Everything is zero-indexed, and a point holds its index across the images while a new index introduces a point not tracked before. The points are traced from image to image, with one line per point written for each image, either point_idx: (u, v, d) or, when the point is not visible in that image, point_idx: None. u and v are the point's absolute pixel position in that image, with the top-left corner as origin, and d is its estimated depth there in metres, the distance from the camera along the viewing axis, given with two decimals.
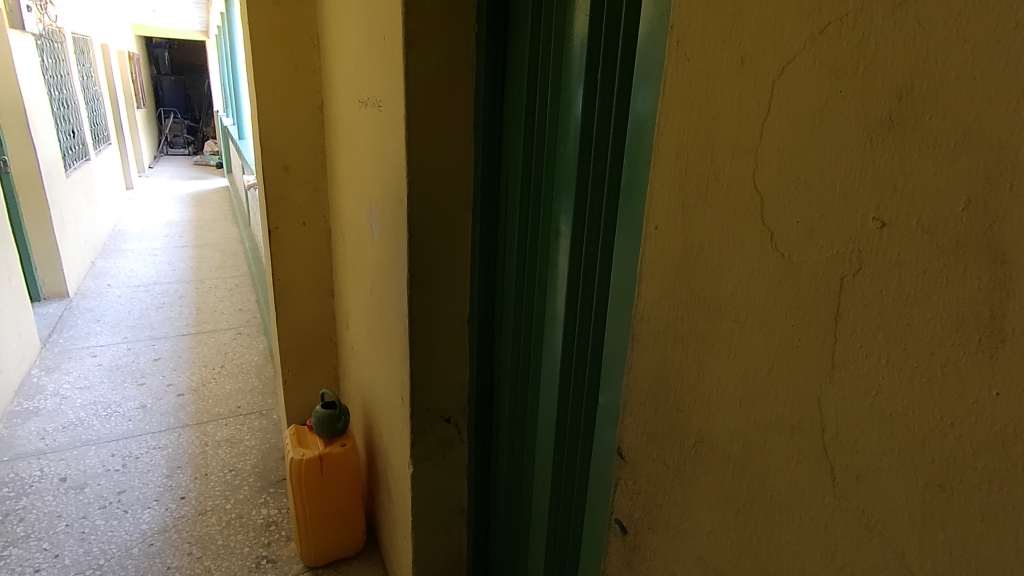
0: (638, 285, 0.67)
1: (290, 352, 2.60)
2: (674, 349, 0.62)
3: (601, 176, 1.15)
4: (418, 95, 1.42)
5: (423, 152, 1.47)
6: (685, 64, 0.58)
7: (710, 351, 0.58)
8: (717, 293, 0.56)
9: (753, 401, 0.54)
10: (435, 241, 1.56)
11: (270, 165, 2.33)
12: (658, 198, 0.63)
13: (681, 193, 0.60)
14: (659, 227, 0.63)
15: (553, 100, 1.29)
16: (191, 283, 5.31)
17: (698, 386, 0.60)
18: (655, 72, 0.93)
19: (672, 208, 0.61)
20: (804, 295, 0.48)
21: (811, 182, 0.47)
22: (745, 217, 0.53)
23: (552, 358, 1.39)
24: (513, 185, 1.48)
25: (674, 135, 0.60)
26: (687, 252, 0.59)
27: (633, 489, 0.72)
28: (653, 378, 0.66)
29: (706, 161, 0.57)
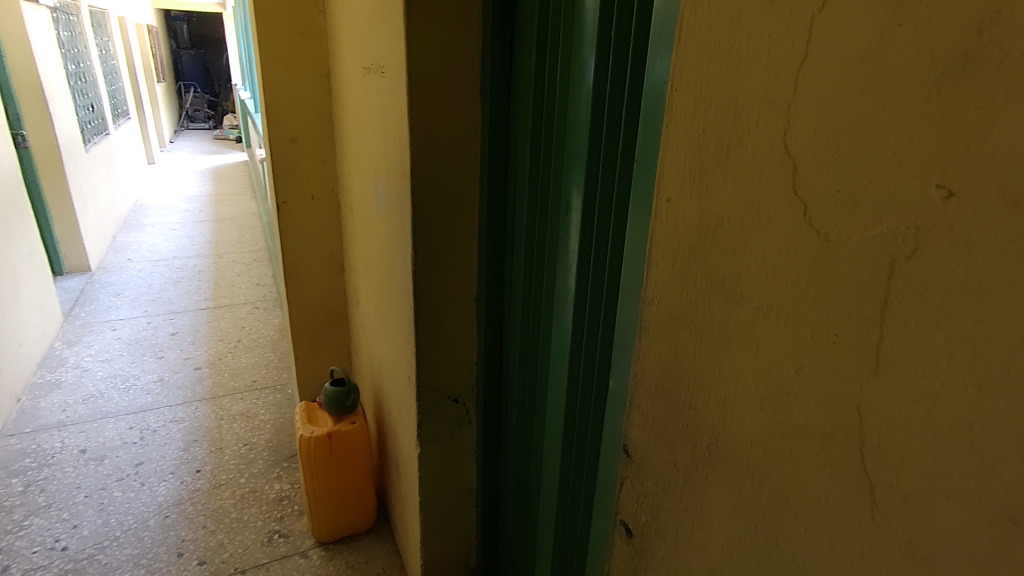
0: (647, 268, 0.59)
1: (301, 328, 2.58)
2: (687, 341, 0.55)
3: (614, 146, 1.07)
4: (419, 61, 1.34)
5: (426, 121, 1.38)
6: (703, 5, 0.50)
7: (729, 344, 0.50)
8: (738, 278, 0.48)
9: (777, 403, 0.46)
10: (441, 216, 1.49)
11: (278, 138, 2.28)
12: (669, 166, 0.55)
13: (697, 157, 0.51)
14: (670, 199, 0.55)
15: (563, 66, 1.19)
16: (210, 258, 5.34)
17: (713, 382, 0.53)
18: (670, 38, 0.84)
19: (688, 178, 0.53)
20: (842, 281, 0.40)
21: (858, 145, 0.38)
22: (774, 188, 0.44)
23: (561, 340, 1.33)
24: (522, 157, 1.40)
25: (691, 91, 0.51)
26: (705, 228, 0.51)
27: (640, 491, 0.65)
28: (662, 371, 0.59)
29: (728, 122, 0.48)
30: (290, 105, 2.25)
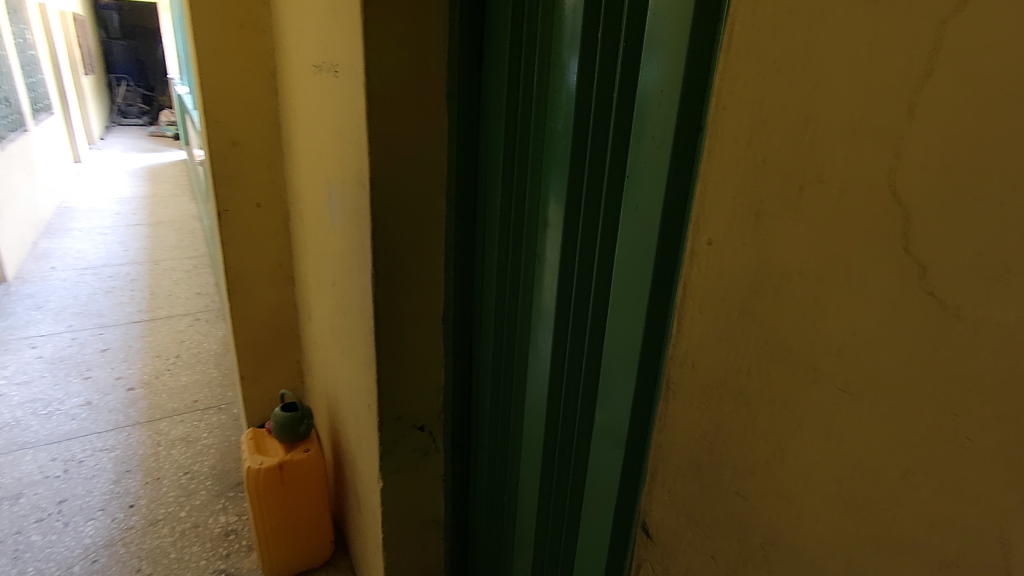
0: (677, 329, 0.61)
1: (247, 346, 2.38)
2: (730, 385, 0.56)
3: (603, 159, 0.98)
4: (380, 60, 1.20)
5: (389, 127, 1.25)
6: (754, 49, 0.50)
7: (779, 396, 0.51)
8: (793, 328, 0.49)
9: (825, 457, 0.48)
10: (406, 231, 1.36)
11: (218, 141, 2.08)
12: (713, 207, 0.55)
13: (751, 201, 0.51)
14: (714, 243, 0.56)
15: (541, 69, 1.09)
16: (144, 265, 4.96)
17: (758, 427, 0.54)
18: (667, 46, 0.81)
19: (752, 241, 0.52)
20: (982, 374, 0.37)
21: (939, 213, 0.38)
22: (886, 253, 0.41)
23: (540, 366, 1.24)
24: (494, 168, 1.28)
25: (773, 131, 0.48)
26: (771, 298, 0.50)
27: (683, 561, 0.65)
28: (699, 413, 0.60)
29: (826, 167, 0.45)
30: (232, 104, 2.06)
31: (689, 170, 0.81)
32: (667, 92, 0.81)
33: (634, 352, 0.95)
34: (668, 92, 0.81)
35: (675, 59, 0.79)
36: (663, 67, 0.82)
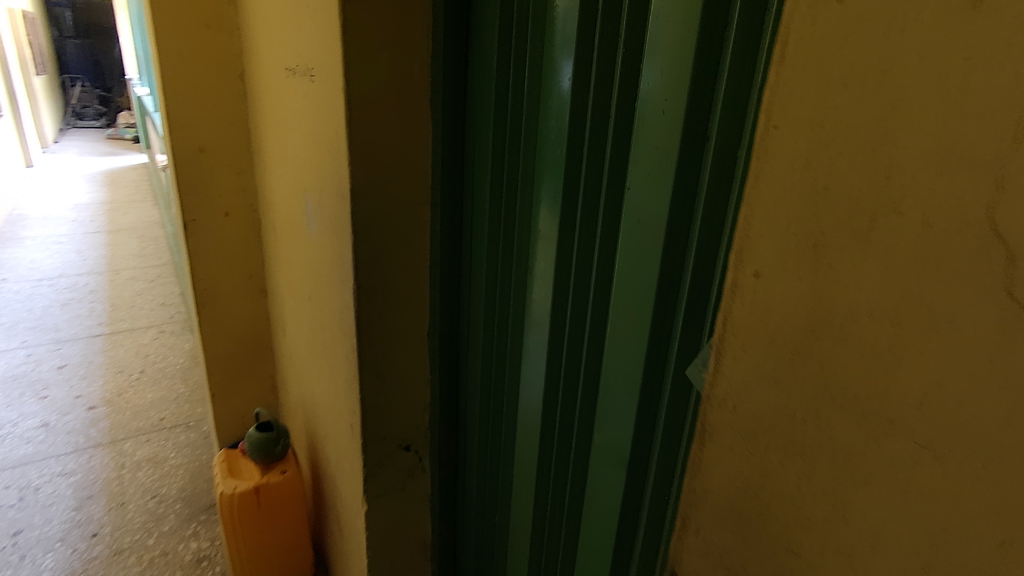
0: (713, 349, 0.44)
1: (218, 361, 2.28)
2: (781, 438, 0.40)
3: (601, 169, 0.95)
4: (359, 65, 1.13)
5: (368, 135, 1.19)
6: (817, 25, 0.33)
7: (855, 464, 0.36)
8: (877, 392, 0.34)
9: (924, 548, 0.33)
10: (389, 244, 1.29)
11: (183, 146, 1.98)
12: (757, 234, 0.39)
13: (811, 226, 0.35)
14: (762, 278, 0.39)
15: (533, 76, 1.05)
16: (105, 275, 4.77)
17: (818, 487, 0.38)
18: (671, 54, 0.77)
19: (793, 254, 0.37)
20: None
21: None
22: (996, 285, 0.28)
23: (533, 382, 1.20)
24: (481, 176, 1.22)
25: (816, 110, 0.34)
26: (828, 330, 0.36)
27: None
28: (739, 463, 0.44)
29: (898, 161, 0.31)
30: (197, 108, 1.96)
31: (695, 181, 0.78)
32: (671, 99, 0.78)
33: (637, 371, 0.91)
34: (672, 100, 0.78)
35: (679, 66, 0.76)
36: (664, 73, 0.78)
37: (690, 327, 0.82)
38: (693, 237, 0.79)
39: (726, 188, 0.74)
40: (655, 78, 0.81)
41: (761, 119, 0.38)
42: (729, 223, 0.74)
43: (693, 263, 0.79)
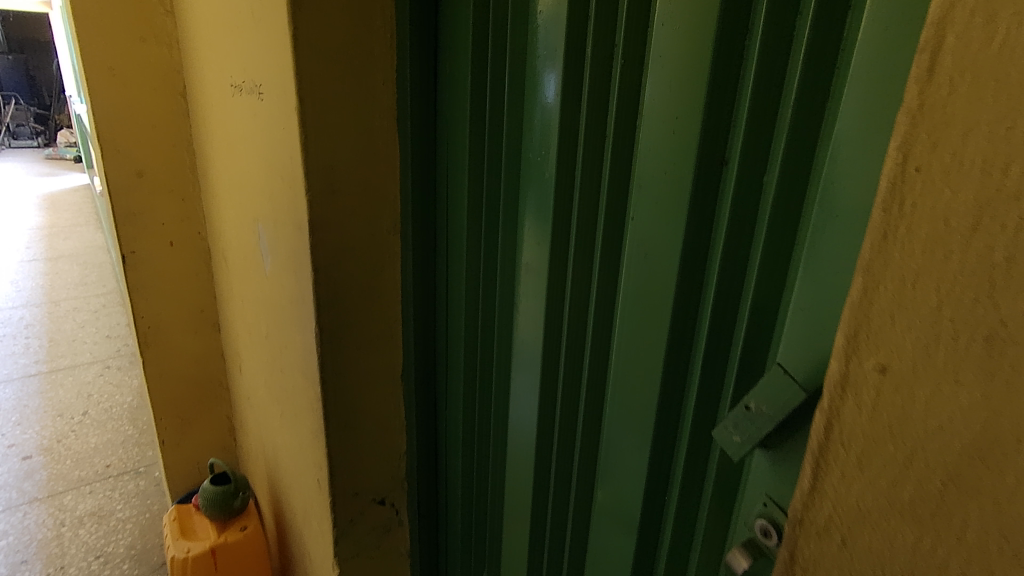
0: (824, 459, 0.38)
1: (166, 405, 2.07)
2: None
3: (597, 195, 0.84)
4: (315, 81, 0.99)
5: (326, 158, 1.04)
6: (992, 50, 0.27)
7: None
8: None
9: None
10: (355, 279, 1.15)
11: (118, 171, 1.79)
12: (888, 315, 0.33)
13: (977, 315, 0.29)
14: (890, 375, 0.33)
15: (514, 91, 0.94)
16: (42, 306, 4.42)
17: None
18: (681, 66, 0.67)
19: (955, 344, 0.30)
20: None
21: None
22: None
23: (522, 430, 1.07)
24: (457, 201, 1.10)
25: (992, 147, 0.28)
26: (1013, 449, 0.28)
27: None
28: None
29: None
30: (133, 129, 1.77)
31: (712, 208, 0.68)
32: (683, 116, 0.68)
33: (648, 423, 0.80)
34: (684, 115, 0.68)
35: (690, 78, 0.66)
36: (674, 87, 0.69)
37: (712, 374, 0.72)
38: (712, 270, 0.69)
39: (752, 217, 0.65)
40: (661, 92, 0.71)
41: (893, 163, 0.32)
42: (757, 257, 0.64)
43: (712, 302, 0.69)
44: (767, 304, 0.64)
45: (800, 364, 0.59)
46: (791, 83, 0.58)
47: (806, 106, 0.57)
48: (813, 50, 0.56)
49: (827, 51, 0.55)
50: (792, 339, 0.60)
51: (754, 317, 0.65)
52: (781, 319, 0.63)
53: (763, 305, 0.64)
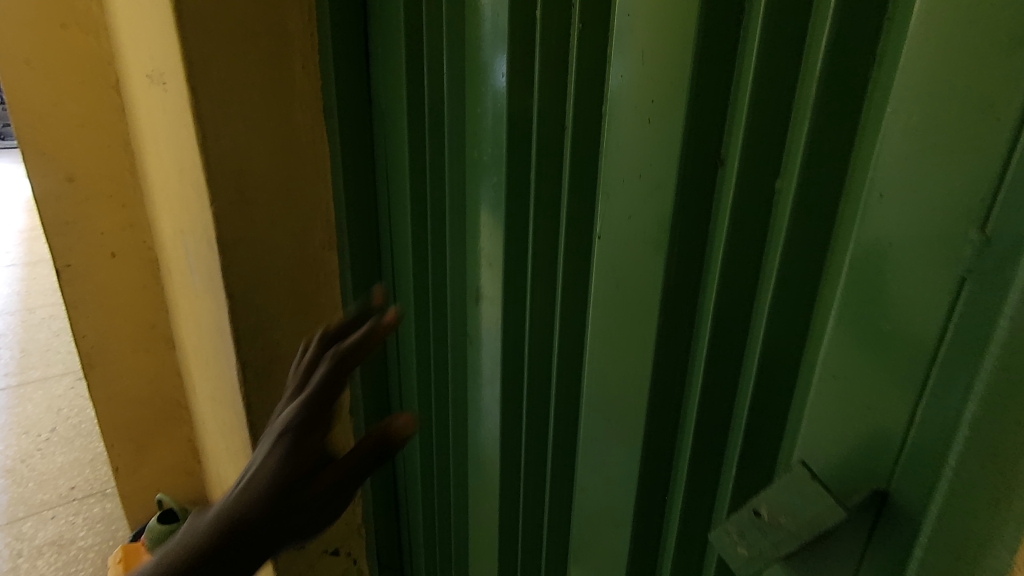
0: None
1: (118, 430, 1.90)
2: None
3: (557, 206, 0.66)
4: (213, 68, 0.80)
5: (235, 161, 0.85)
6: None
7: None
8: None
9: None
10: (284, 303, 0.97)
11: (44, 177, 1.59)
12: None
13: None
14: None
15: (455, 74, 0.75)
16: (16, 315, 4.24)
17: None
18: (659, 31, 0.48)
19: None
20: None
21: None
22: None
23: (484, 484, 0.89)
24: (400, 211, 0.91)
25: None
26: None
27: None
28: None
29: None
30: (58, 134, 1.57)
31: (705, 227, 0.50)
32: (661, 101, 0.49)
33: (628, 501, 0.62)
34: (663, 99, 0.49)
35: (671, 48, 0.48)
36: (649, 59, 0.50)
37: (708, 447, 0.53)
38: (704, 309, 0.51)
39: (758, 243, 0.46)
40: (632, 68, 0.52)
41: None
42: (765, 294, 0.46)
43: (706, 356, 0.51)
44: (782, 362, 0.46)
45: (832, 455, 0.42)
46: (818, 49, 0.40)
47: (837, 83, 0.39)
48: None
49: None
50: (820, 417, 0.42)
51: (762, 381, 0.47)
52: (802, 385, 0.45)
53: (777, 364, 0.46)
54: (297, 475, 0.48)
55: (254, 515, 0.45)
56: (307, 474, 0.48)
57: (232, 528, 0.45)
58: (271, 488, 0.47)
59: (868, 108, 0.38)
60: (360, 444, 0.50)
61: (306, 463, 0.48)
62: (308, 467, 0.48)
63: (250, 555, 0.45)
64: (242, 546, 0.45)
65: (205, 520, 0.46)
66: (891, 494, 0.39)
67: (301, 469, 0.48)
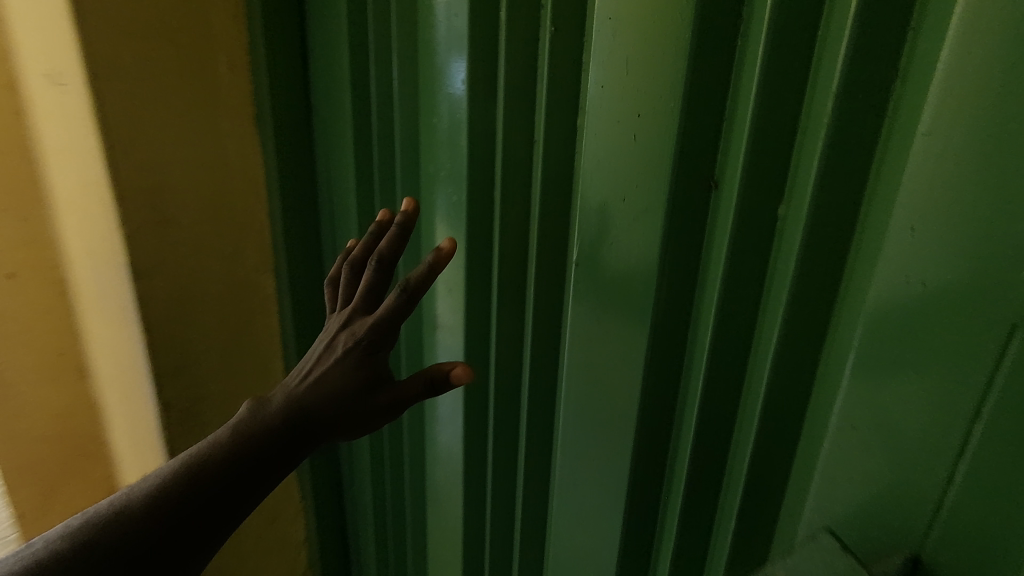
0: None
1: None
2: None
3: (526, 227, 0.59)
4: (120, 66, 0.69)
5: (150, 174, 0.74)
6: None
7: None
8: None
9: None
10: (214, 334, 0.85)
11: None
12: None
13: None
14: None
15: (406, 80, 0.67)
16: None
17: None
18: (648, 35, 0.43)
19: None
20: None
21: None
22: None
23: (444, 530, 0.81)
24: (345, 228, 0.82)
25: None
26: None
27: None
28: None
29: None
30: None
31: (696, 255, 0.45)
32: (651, 116, 0.44)
33: (610, 555, 0.56)
34: (652, 113, 0.44)
35: (661, 57, 0.43)
36: (633, 69, 0.45)
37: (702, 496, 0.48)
38: (697, 345, 0.47)
39: (760, 274, 0.42)
40: (614, 78, 0.46)
41: None
42: (771, 332, 0.41)
43: (699, 397, 0.46)
44: (789, 403, 0.42)
45: (855, 507, 0.39)
46: (831, 65, 0.36)
47: (854, 103, 0.35)
48: (866, 8, 0.33)
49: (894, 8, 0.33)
50: (839, 467, 0.39)
51: (766, 425, 0.43)
52: (814, 429, 0.41)
53: (782, 405, 0.42)
54: (352, 397, 0.46)
55: (305, 426, 0.45)
56: (361, 399, 0.46)
57: (286, 438, 0.44)
58: (326, 405, 0.46)
59: (889, 133, 0.35)
60: (417, 376, 0.47)
61: (369, 378, 0.47)
62: (365, 390, 0.46)
63: (298, 462, 0.45)
64: (291, 452, 0.45)
65: (256, 422, 0.44)
66: (925, 557, 0.36)
67: (359, 389, 0.46)
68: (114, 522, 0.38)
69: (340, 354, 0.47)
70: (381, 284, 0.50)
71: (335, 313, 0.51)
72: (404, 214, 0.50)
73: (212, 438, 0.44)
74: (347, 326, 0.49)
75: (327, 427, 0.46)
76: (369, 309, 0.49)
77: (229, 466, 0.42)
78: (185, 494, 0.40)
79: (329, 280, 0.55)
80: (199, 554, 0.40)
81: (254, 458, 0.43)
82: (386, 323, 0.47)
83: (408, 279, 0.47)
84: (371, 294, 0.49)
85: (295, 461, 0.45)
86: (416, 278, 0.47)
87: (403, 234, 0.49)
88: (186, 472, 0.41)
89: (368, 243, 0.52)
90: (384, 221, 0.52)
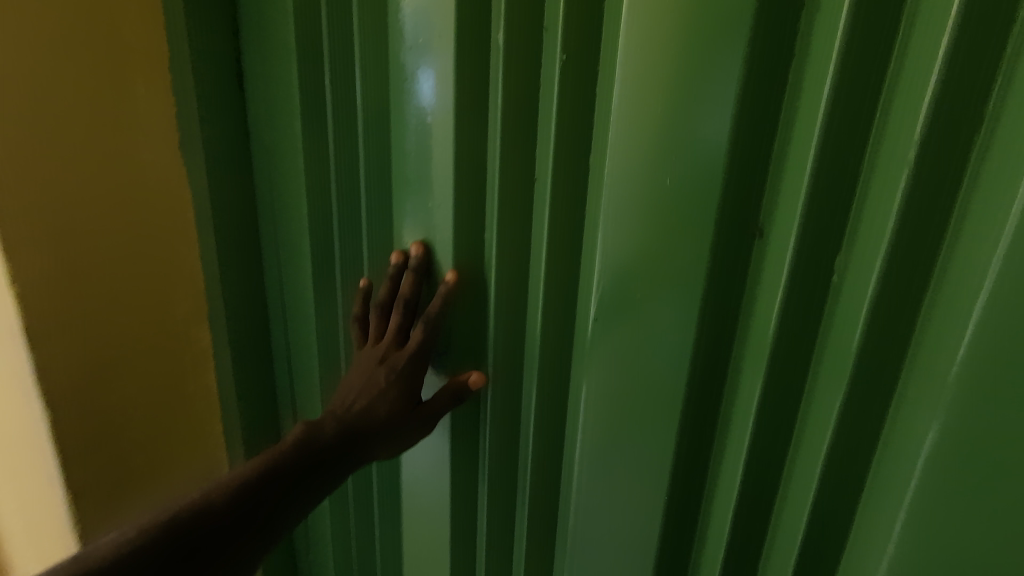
0: None
1: None
2: None
3: (525, 274, 0.53)
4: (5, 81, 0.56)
5: (46, 212, 0.60)
6: None
7: None
8: None
9: None
10: (136, 398, 0.72)
11: None
12: None
13: None
14: None
15: (372, 111, 0.58)
16: None
17: None
18: (690, 75, 0.39)
19: None
20: None
21: None
22: None
23: None
24: (297, 272, 0.72)
25: None
26: None
27: None
28: None
29: None
30: None
31: (737, 303, 0.43)
32: (692, 161, 0.41)
33: None
34: (694, 159, 0.41)
35: (706, 97, 0.39)
36: (669, 111, 0.41)
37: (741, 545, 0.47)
38: (741, 398, 0.44)
39: (814, 327, 0.40)
40: (644, 117, 0.42)
41: None
42: (837, 389, 0.40)
43: (746, 448, 0.44)
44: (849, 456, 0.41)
45: (936, 564, 0.38)
46: (907, 122, 0.35)
47: (934, 162, 0.34)
48: (953, 68, 0.33)
49: (976, 70, 0.32)
50: (912, 525, 0.39)
51: (830, 476, 0.42)
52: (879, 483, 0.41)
53: (839, 459, 0.41)
54: (387, 418, 0.56)
55: (349, 443, 0.56)
56: (399, 417, 0.57)
57: (340, 449, 0.55)
58: (366, 424, 0.56)
59: (967, 194, 0.34)
60: (442, 393, 0.56)
61: (406, 401, 0.57)
62: (398, 413, 0.56)
63: (342, 472, 0.56)
64: (340, 460, 0.56)
65: (315, 438, 0.55)
66: None
67: (393, 412, 0.56)
68: (212, 509, 0.51)
69: (376, 381, 0.57)
70: (406, 319, 0.58)
71: (367, 349, 0.59)
72: (417, 256, 0.56)
73: (280, 446, 0.55)
74: (381, 360, 0.57)
75: (366, 443, 0.57)
76: (398, 344, 0.57)
77: (296, 469, 0.54)
78: (267, 489, 0.53)
79: (354, 319, 0.62)
80: (280, 527, 0.54)
81: (317, 465, 0.55)
82: (414, 355, 0.56)
83: (428, 315, 0.55)
84: (399, 330, 0.57)
85: (340, 470, 0.56)
86: (435, 313, 0.55)
87: (420, 272, 0.57)
88: (264, 471, 0.53)
89: (389, 283, 0.58)
90: (398, 260, 0.57)
